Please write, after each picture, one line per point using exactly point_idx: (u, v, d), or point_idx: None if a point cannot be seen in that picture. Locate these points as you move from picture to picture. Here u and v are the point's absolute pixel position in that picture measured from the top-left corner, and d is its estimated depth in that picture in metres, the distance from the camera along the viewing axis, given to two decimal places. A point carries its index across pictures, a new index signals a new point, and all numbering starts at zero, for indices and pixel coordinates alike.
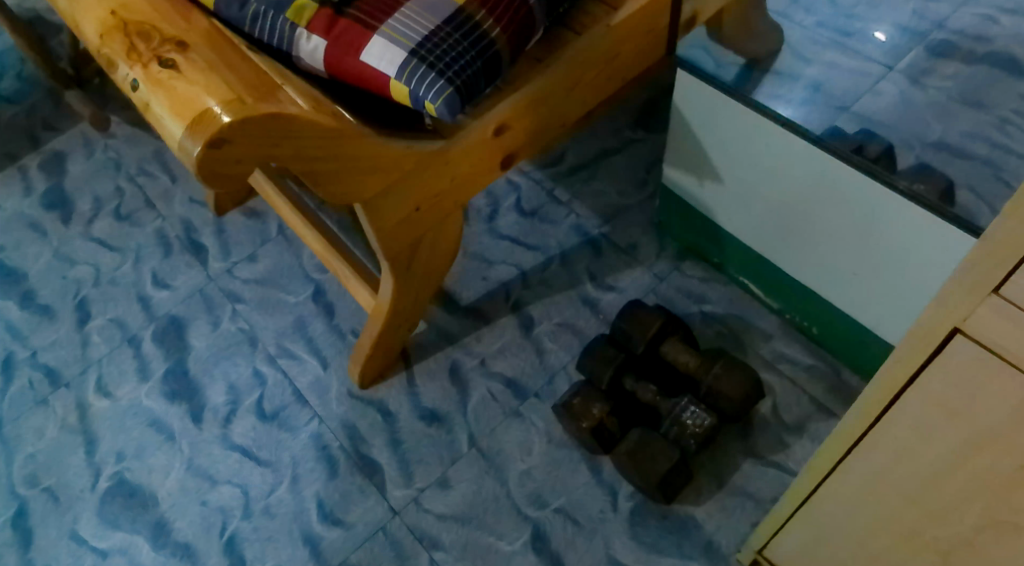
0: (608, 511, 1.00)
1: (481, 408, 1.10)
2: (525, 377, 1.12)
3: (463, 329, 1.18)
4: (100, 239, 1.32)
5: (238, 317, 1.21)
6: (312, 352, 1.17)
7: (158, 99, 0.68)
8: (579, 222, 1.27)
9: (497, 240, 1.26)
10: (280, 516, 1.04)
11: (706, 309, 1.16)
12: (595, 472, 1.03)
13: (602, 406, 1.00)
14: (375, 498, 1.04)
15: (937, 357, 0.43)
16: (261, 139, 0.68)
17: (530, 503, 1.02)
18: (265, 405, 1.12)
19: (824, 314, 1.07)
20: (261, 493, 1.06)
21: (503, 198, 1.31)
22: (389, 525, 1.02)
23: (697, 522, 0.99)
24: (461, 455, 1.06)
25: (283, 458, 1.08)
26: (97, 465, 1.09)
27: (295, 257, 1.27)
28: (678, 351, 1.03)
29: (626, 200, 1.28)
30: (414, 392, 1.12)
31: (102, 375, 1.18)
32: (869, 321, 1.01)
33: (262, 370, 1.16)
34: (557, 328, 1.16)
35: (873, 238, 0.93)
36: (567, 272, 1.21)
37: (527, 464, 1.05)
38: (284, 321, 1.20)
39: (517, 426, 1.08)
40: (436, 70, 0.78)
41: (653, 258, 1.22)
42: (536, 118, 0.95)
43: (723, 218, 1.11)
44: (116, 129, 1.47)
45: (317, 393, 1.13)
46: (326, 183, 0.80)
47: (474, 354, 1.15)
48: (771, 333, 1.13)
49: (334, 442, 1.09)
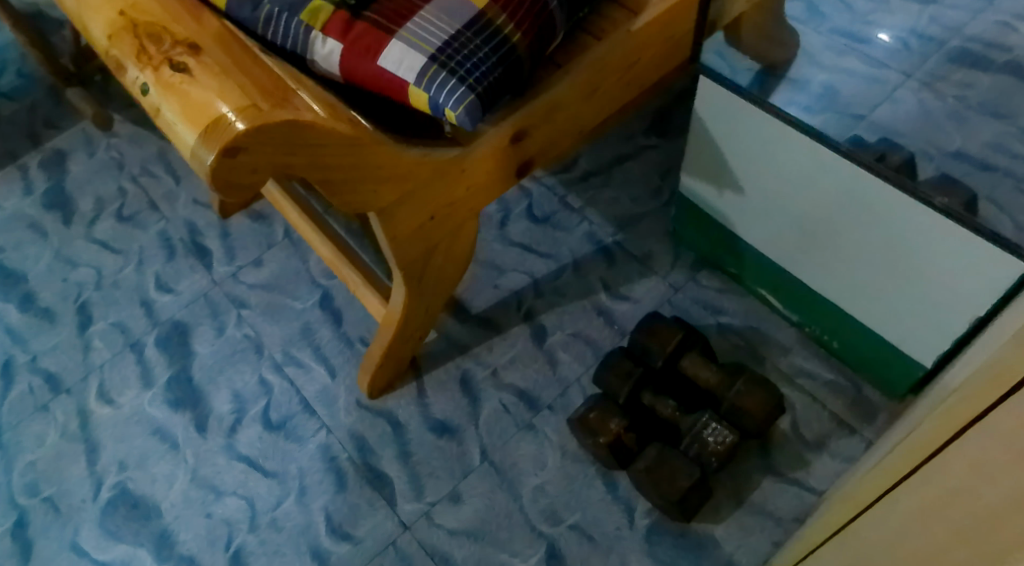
0: (624, 528, 0.98)
1: (493, 420, 1.07)
2: (538, 389, 1.10)
3: (474, 339, 1.15)
4: (102, 241, 1.30)
5: (243, 323, 1.19)
6: (319, 360, 1.15)
7: (170, 105, 0.66)
8: (592, 230, 1.25)
9: (509, 248, 1.24)
10: (287, 530, 1.01)
11: (723, 321, 1.15)
12: (610, 487, 1.01)
13: (619, 421, 0.98)
14: (385, 512, 1.01)
15: (1009, 398, 0.40)
16: (277, 148, 0.66)
17: (544, 519, 0.99)
18: (272, 414, 1.10)
19: (847, 330, 1.05)
20: (267, 506, 1.03)
21: (514, 203, 1.29)
22: (400, 540, 0.99)
23: (716, 541, 0.97)
24: (472, 468, 1.04)
25: (290, 469, 1.05)
26: (99, 474, 1.07)
27: (302, 262, 1.25)
28: (698, 365, 1.00)
29: (640, 208, 1.26)
30: (424, 402, 1.10)
31: (104, 381, 1.15)
32: (894, 337, 0.99)
33: (268, 378, 1.13)
34: (570, 339, 1.14)
35: (897, 254, 0.91)
36: (580, 281, 1.20)
37: (541, 479, 1.02)
38: (291, 327, 1.18)
39: (531, 438, 1.06)
40: (458, 77, 0.76)
41: (668, 268, 1.20)
42: (554, 126, 0.93)
43: (742, 228, 1.09)
44: (119, 127, 1.44)
45: (325, 403, 1.11)
46: (341, 192, 0.78)
47: (486, 364, 1.12)
48: (788, 347, 1.11)
49: (342, 454, 1.06)
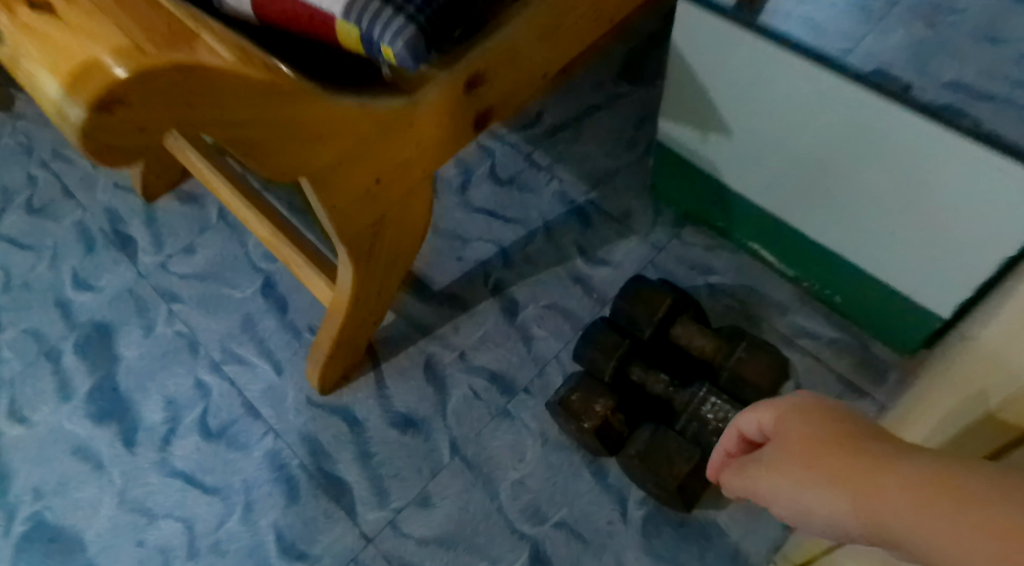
0: (618, 522, 0.86)
1: (464, 409, 0.95)
2: (513, 370, 0.97)
3: (437, 319, 1.02)
4: (10, 237, 1.14)
5: (175, 319, 1.05)
6: (262, 355, 1.01)
7: (28, 50, 0.51)
8: (563, 189, 1.12)
9: (472, 214, 1.11)
10: (233, 553, 0.88)
11: (713, 281, 1.04)
12: (599, 476, 0.89)
13: (605, 402, 0.85)
14: (344, 523, 0.88)
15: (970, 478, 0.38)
16: (169, 99, 0.52)
17: (526, 518, 0.87)
18: (211, 420, 0.96)
19: (848, 285, 0.95)
20: (208, 526, 0.89)
21: (475, 165, 1.15)
22: (362, 555, 0.87)
23: (721, 529, 0.85)
24: (443, 465, 0.91)
25: (233, 482, 0.92)
26: (11, 505, 0.92)
27: (240, 245, 1.11)
28: (691, 332, 0.88)
29: (614, 163, 1.14)
30: (383, 393, 0.97)
31: (16, 396, 1.00)
32: (908, 286, 0.88)
33: (205, 380, 0.99)
34: (545, 312, 1.02)
35: (914, 195, 0.79)
36: (553, 246, 1.07)
37: (521, 473, 0.90)
38: (229, 320, 1.04)
39: (507, 427, 0.93)
40: (394, 6, 0.62)
41: (649, 226, 1.08)
42: (512, 70, 0.80)
43: (731, 176, 0.97)
44: (26, 109, 1.28)
45: (271, 402, 0.97)
46: (260, 156, 0.64)
47: (452, 347, 1.00)
48: (787, 305, 1.01)
49: (293, 460, 0.93)
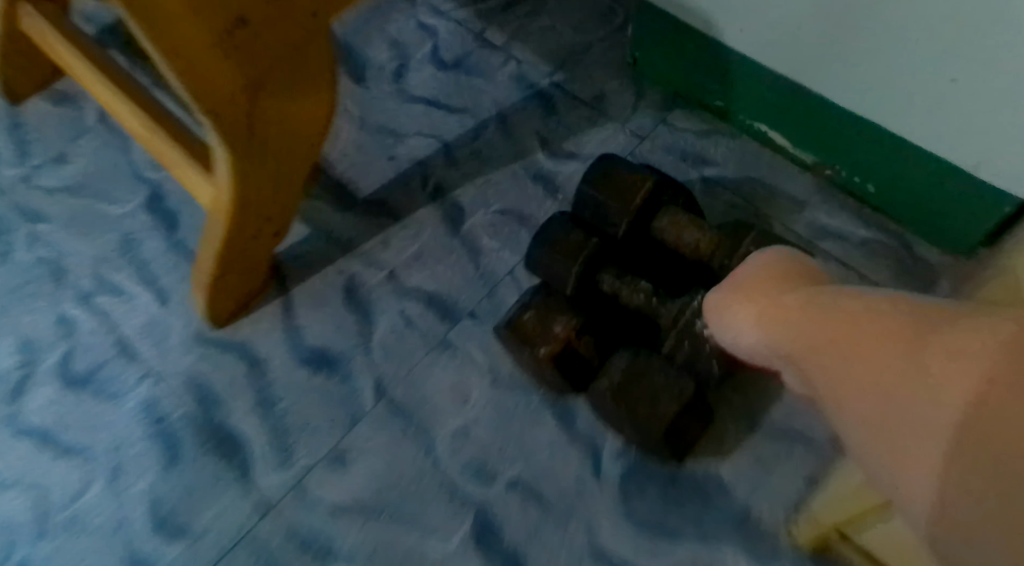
0: (587, 478, 0.67)
1: (393, 342, 0.74)
2: (456, 292, 0.77)
3: (362, 231, 0.81)
4: None
5: (36, 242, 0.83)
6: (144, 283, 0.80)
7: None
8: (521, 71, 0.90)
9: (409, 104, 0.88)
10: (94, 530, 0.68)
11: (710, 174, 0.82)
12: (564, 421, 0.70)
13: (567, 322, 0.64)
14: (237, 489, 0.69)
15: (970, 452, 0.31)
16: None
17: (470, 476, 0.68)
18: (74, 364, 0.76)
19: (882, 166, 0.74)
20: (64, 498, 0.70)
21: (414, 45, 0.92)
22: (259, 528, 0.67)
23: (722, 484, 0.66)
24: (365, 413, 0.71)
25: (99, 440, 0.72)
26: None
27: (122, 152, 0.89)
28: (681, 227, 0.67)
29: (585, 39, 0.92)
30: (293, 325, 0.76)
31: None
32: (970, 159, 0.67)
33: (71, 315, 0.79)
34: (497, 219, 0.80)
35: None
36: (509, 140, 0.85)
37: (464, 420, 0.70)
38: (103, 241, 0.83)
39: (446, 363, 0.73)
40: None
41: (629, 111, 0.86)
42: None
43: (734, 28, 0.74)
44: None
45: (153, 340, 0.77)
46: None
47: (380, 265, 0.79)
48: (802, 199, 0.80)
49: (177, 411, 0.73)
